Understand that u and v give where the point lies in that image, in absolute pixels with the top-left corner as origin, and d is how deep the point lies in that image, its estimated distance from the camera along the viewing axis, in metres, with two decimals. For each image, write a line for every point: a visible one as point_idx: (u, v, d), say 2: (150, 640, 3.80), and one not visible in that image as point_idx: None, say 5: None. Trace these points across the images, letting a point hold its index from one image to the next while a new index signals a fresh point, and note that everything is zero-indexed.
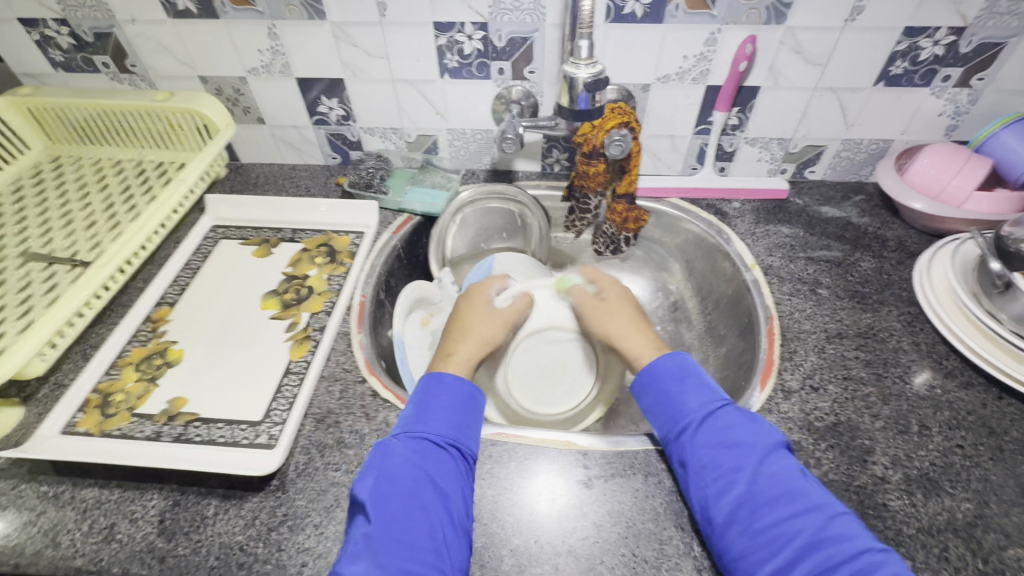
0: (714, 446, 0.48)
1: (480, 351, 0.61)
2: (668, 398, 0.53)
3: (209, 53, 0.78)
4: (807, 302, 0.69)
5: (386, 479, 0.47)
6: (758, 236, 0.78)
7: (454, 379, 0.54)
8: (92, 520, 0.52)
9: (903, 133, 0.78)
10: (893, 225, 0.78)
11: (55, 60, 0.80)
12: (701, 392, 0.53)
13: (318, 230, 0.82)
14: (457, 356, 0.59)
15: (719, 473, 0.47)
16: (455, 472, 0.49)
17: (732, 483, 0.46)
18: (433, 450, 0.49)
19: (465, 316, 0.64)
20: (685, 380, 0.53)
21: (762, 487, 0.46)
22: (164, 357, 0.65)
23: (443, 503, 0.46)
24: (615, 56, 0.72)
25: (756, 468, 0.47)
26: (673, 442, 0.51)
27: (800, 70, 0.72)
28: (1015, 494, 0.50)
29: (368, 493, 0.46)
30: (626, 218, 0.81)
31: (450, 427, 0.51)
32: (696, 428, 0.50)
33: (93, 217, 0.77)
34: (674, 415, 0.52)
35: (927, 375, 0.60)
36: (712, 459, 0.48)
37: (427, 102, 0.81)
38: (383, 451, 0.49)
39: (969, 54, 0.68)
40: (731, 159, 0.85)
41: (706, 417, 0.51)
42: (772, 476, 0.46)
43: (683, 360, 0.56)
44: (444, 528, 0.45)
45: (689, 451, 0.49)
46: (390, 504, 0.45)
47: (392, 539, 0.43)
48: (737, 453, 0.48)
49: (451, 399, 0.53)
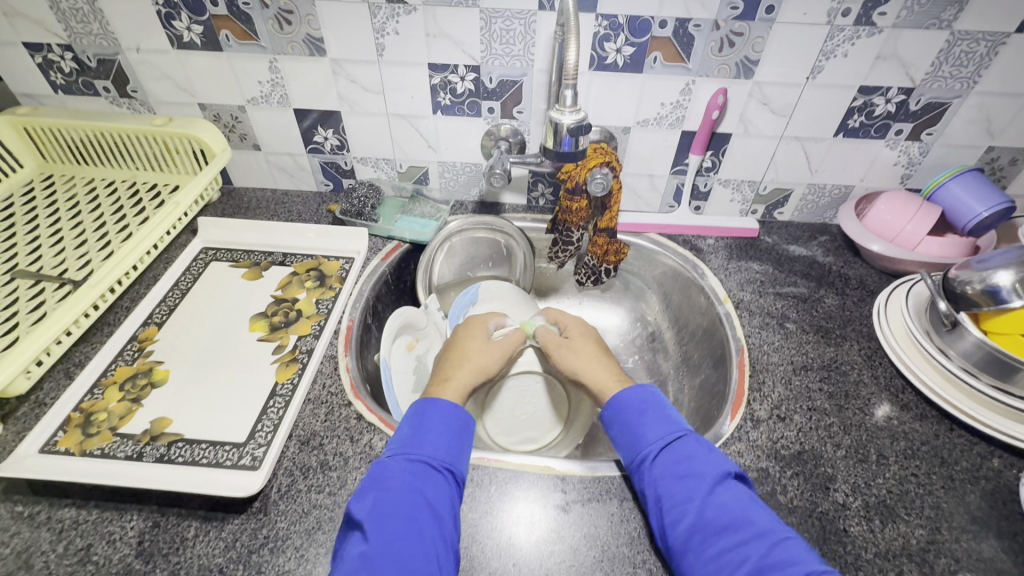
0: (671, 476, 0.51)
1: (475, 378, 0.63)
2: (630, 429, 0.56)
3: (209, 81, 0.81)
4: (775, 335, 0.73)
5: (384, 499, 0.48)
6: (731, 272, 0.83)
7: (452, 406, 0.56)
8: (67, 542, 0.51)
9: (862, 180, 0.84)
10: (854, 265, 0.84)
11: (56, 83, 0.82)
12: (661, 424, 0.55)
13: (308, 254, 0.84)
14: (452, 381, 0.61)
15: (675, 502, 0.50)
16: (449, 496, 0.50)
17: (685, 512, 0.49)
18: (427, 472, 0.51)
19: (464, 345, 0.66)
20: (645, 413, 0.56)
21: (711, 515, 0.48)
22: (149, 377, 0.65)
23: (437, 525, 0.48)
24: (597, 101, 0.77)
25: (705, 499, 0.49)
26: (636, 471, 0.54)
27: (767, 120, 0.78)
28: (965, 520, 0.54)
29: (365, 513, 0.47)
30: (606, 251, 0.84)
31: (445, 451, 0.53)
32: (655, 459, 0.53)
33: (84, 235, 0.77)
34: (634, 447, 0.55)
35: (886, 408, 0.64)
36: (669, 488, 0.51)
37: (419, 135, 0.85)
38: (380, 473, 0.50)
39: (918, 111, 0.75)
40: (705, 199, 0.90)
41: (664, 447, 0.53)
42: (719, 506, 0.48)
43: (647, 393, 0.58)
44: (437, 549, 0.46)
45: (650, 480, 0.52)
46: (388, 524, 0.46)
47: (388, 558, 0.44)
48: (689, 483, 0.50)
49: (447, 424, 0.55)
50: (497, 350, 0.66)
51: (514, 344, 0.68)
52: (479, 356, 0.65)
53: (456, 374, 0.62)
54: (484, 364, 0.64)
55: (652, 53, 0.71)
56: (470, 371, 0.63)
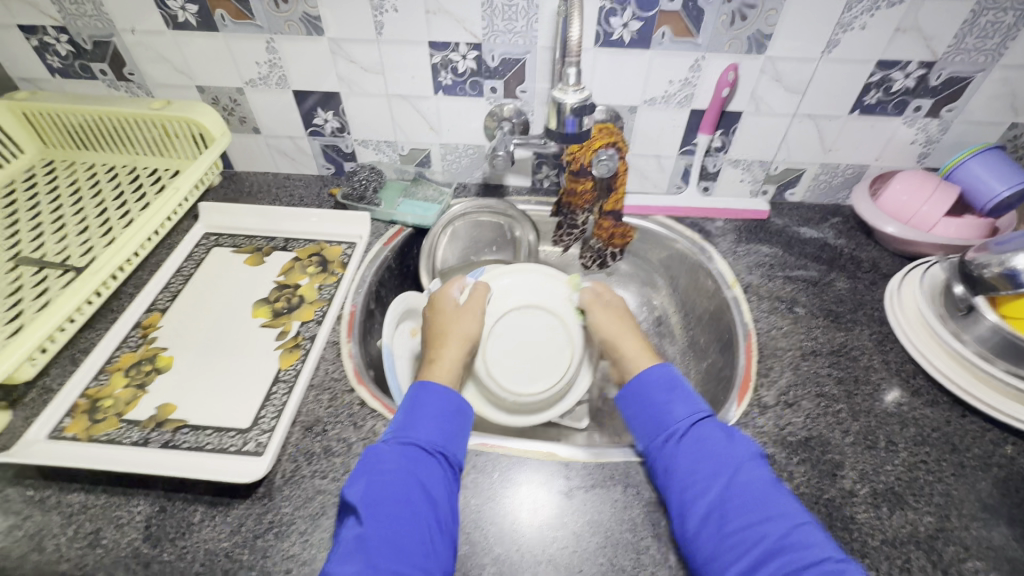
0: (693, 454, 0.51)
1: (461, 348, 0.64)
2: (655, 405, 0.56)
3: (207, 63, 0.79)
4: (784, 320, 0.71)
5: (378, 483, 0.48)
6: (740, 255, 0.81)
7: (442, 389, 0.56)
8: (77, 525, 0.52)
9: (877, 159, 0.81)
10: (868, 247, 0.81)
11: (53, 67, 0.81)
12: (688, 404, 0.55)
13: (310, 239, 0.83)
14: (440, 361, 0.62)
15: (696, 480, 0.49)
16: (445, 480, 0.50)
17: (707, 490, 0.48)
18: (421, 456, 0.50)
19: (438, 322, 0.66)
20: (673, 391, 0.56)
21: (733, 494, 0.48)
22: (154, 364, 0.65)
23: (432, 509, 0.48)
24: (603, 79, 0.75)
25: (730, 477, 0.49)
26: (657, 449, 0.53)
27: (780, 97, 0.75)
28: (975, 508, 0.53)
29: (359, 497, 0.47)
30: (613, 234, 0.83)
31: (439, 435, 0.52)
32: (681, 437, 0.52)
33: (86, 221, 0.77)
34: (659, 425, 0.54)
35: (896, 393, 0.63)
36: (692, 466, 0.50)
37: (421, 117, 0.83)
38: (374, 456, 0.50)
39: (939, 87, 0.72)
40: (714, 180, 0.88)
41: (691, 425, 0.53)
42: (743, 486, 0.48)
43: (672, 373, 0.58)
44: (432, 533, 0.46)
45: (671, 457, 0.52)
46: (382, 507, 0.46)
47: (382, 543, 0.44)
48: (713, 461, 0.50)
49: (441, 409, 0.54)
50: (468, 314, 0.67)
51: (480, 303, 0.69)
52: (455, 327, 0.65)
53: (444, 352, 0.63)
54: (468, 333, 0.65)
55: (660, 28, 0.69)
56: (455, 345, 0.64)
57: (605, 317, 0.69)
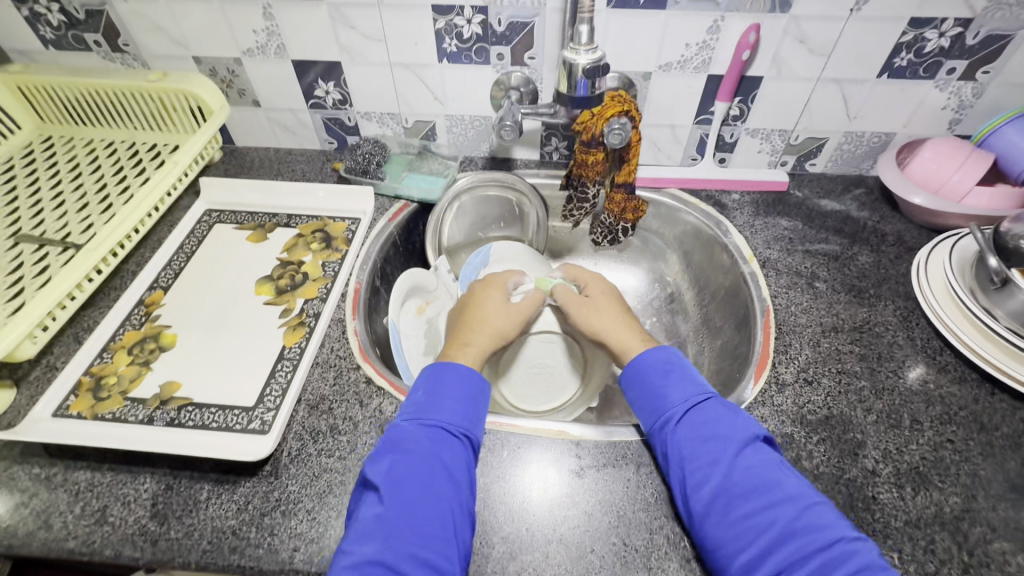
0: (694, 439, 0.49)
1: (493, 344, 0.60)
2: (652, 390, 0.54)
3: (203, 32, 0.76)
4: (804, 295, 0.68)
5: (401, 463, 0.46)
6: (757, 228, 0.78)
7: (467, 369, 0.55)
8: (84, 503, 0.52)
9: (905, 126, 0.77)
10: (892, 219, 0.78)
11: (46, 38, 0.78)
12: (686, 386, 0.53)
13: (313, 215, 0.81)
14: (472, 347, 0.59)
15: (697, 465, 0.47)
16: (467, 461, 0.49)
17: (710, 475, 0.47)
18: (445, 437, 0.49)
19: (478, 307, 0.64)
20: (669, 374, 0.54)
21: (737, 478, 0.46)
22: (157, 342, 0.65)
23: (455, 491, 0.46)
24: (615, 43, 0.71)
25: (732, 462, 0.47)
26: (657, 435, 0.52)
27: (803, 60, 0.71)
28: (1004, 488, 0.51)
29: (381, 477, 0.46)
30: (625, 208, 0.80)
31: (462, 416, 0.51)
32: (679, 421, 0.51)
33: (86, 198, 0.76)
34: (655, 410, 0.53)
35: (921, 370, 0.60)
36: (691, 451, 0.48)
37: (425, 87, 0.80)
38: (397, 436, 0.49)
39: (975, 46, 0.67)
40: (731, 150, 0.84)
41: (689, 409, 0.51)
42: (746, 469, 0.46)
43: (670, 354, 0.56)
44: (454, 515, 0.45)
45: (672, 443, 0.50)
46: (405, 489, 0.45)
47: (405, 524, 0.43)
48: (716, 445, 0.48)
49: (464, 389, 0.53)
50: (514, 315, 0.63)
51: (530, 308, 0.65)
52: (496, 320, 0.62)
53: (475, 340, 0.60)
54: (502, 327, 0.62)
55: None
56: (487, 335, 0.61)
57: (586, 316, 0.64)
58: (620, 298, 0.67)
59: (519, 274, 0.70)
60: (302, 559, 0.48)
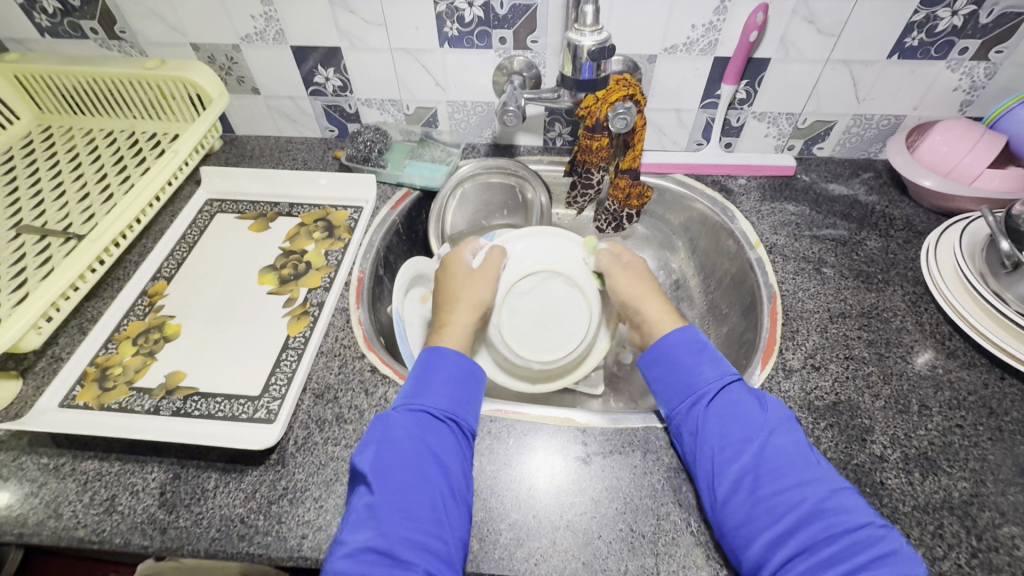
0: (724, 416, 0.49)
1: (472, 315, 0.61)
2: (682, 367, 0.53)
3: (200, 18, 0.75)
4: (811, 281, 0.68)
5: (387, 450, 0.47)
6: (763, 214, 0.77)
7: (452, 353, 0.54)
8: (92, 492, 0.52)
9: (915, 108, 0.76)
10: (901, 204, 0.77)
11: (42, 26, 0.77)
12: (716, 366, 0.53)
13: (315, 204, 0.81)
14: (450, 326, 0.60)
15: (728, 443, 0.47)
16: (457, 446, 0.49)
17: (741, 452, 0.47)
18: (432, 423, 0.49)
19: (451, 287, 0.64)
20: (701, 352, 0.54)
21: (767, 457, 0.46)
22: (162, 332, 0.64)
23: (444, 476, 0.46)
24: (620, 25, 0.70)
25: (764, 441, 0.47)
26: (685, 413, 0.51)
27: (812, 41, 0.69)
28: (1013, 473, 0.51)
29: (369, 465, 0.46)
30: (628, 194, 0.79)
31: (450, 400, 0.51)
32: (710, 400, 0.50)
33: (86, 188, 0.75)
34: (685, 388, 0.52)
35: (930, 355, 0.60)
36: (722, 429, 0.48)
37: (427, 73, 0.79)
38: (384, 423, 0.49)
39: (989, 25, 0.66)
40: (737, 135, 0.83)
41: (722, 388, 0.51)
42: (777, 449, 0.46)
43: (700, 335, 0.56)
44: (445, 499, 0.45)
45: (701, 420, 0.49)
46: (393, 475, 0.45)
47: (395, 509, 0.44)
48: (745, 425, 0.48)
49: (451, 373, 0.53)
50: (483, 280, 0.64)
51: (495, 269, 0.65)
52: (466, 291, 0.63)
53: (455, 317, 0.61)
54: (481, 296, 0.63)
55: None
56: (465, 310, 0.61)
57: (626, 281, 0.65)
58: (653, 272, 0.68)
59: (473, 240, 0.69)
60: (310, 546, 0.48)
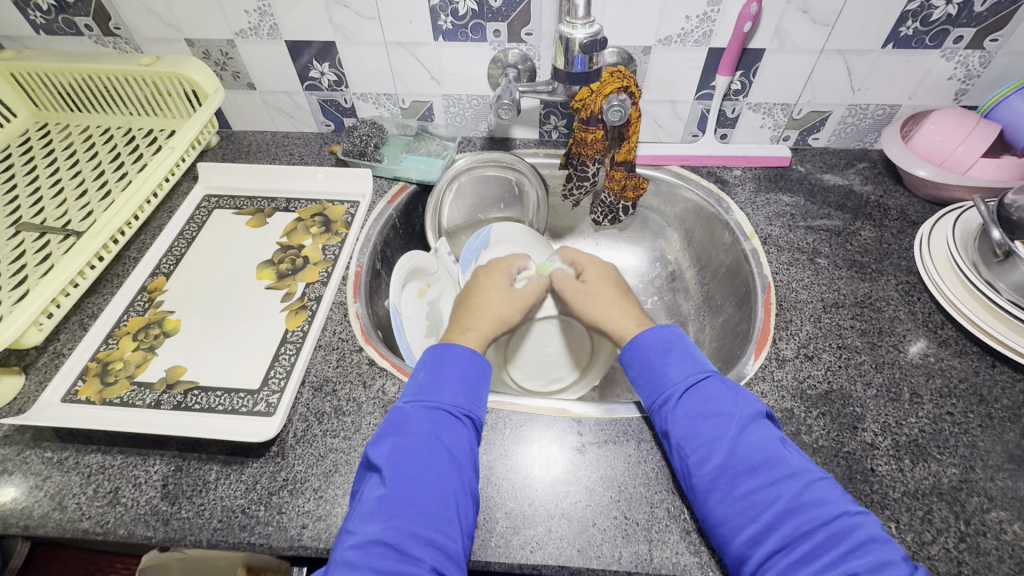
0: (695, 416, 0.49)
1: (496, 328, 0.61)
2: (652, 370, 0.54)
3: (195, 13, 0.75)
4: (805, 271, 0.68)
5: (403, 446, 0.47)
6: (759, 205, 0.77)
7: (469, 351, 0.55)
8: (96, 485, 0.53)
9: (910, 98, 0.76)
10: (896, 193, 0.77)
11: (37, 23, 0.77)
12: (686, 364, 0.53)
13: (312, 199, 0.81)
14: (473, 331, 0.59)
15: (697, 443, 0.48)
16: (468, 442, 0.50)
17: (712, 452, 0.47)
18: (446, 419, 0.50)
19: (483, 292, 0.65)
20: (669, 353, 0.54)
21: (741, 454, 0.46)
22: (162, 328, 0.65)
23: (456, 472, 0.47)
24: (614, 18, 0.70)
25: (735, 439, 0.47)
26: (657, 413, 0.52)
27: (806, 31, 0.69)
28: (1002, 459, 0.51)
29: (384, 459, 0.47)
30: (625, 186, 0.79)
31: (464, 398, 0.52)
32: (679, 399, 0.51)
33: (84, 185, 0.76)
34: (655, 389, 0.53)
35: (922, 344, 0.60)
36: (692, 429, 0.49)
37: (421, 66, 0.79)
38: (399, 419, 0.49)
39: (984, 13, 0.65)
40: (732, 126, 0.83)
41: (689, 387, 0.51)
42: (751, 445, 0.46)
43: (669, 334, 0.56)
44: (457, 494, 0.46)
45: (672, 421, 0.50)
46: (406, 470, 0.46)
47: (407, 504, 0.44)
48: (717, 423, 0.48)
49: (465, 370, 0.53)
50: (516, 301, 0.65)
51: (535, 295, 0.67)
52: (496, 304, 0.63)
53: (478, 324, 0.60)
54: (503, 313, 0.62)
55: None
56: (488, 320, 0.61)
57: (581, 298, 0.65)
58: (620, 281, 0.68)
59: (524, 258, 0.72)
60: (310, 536, 0.49)
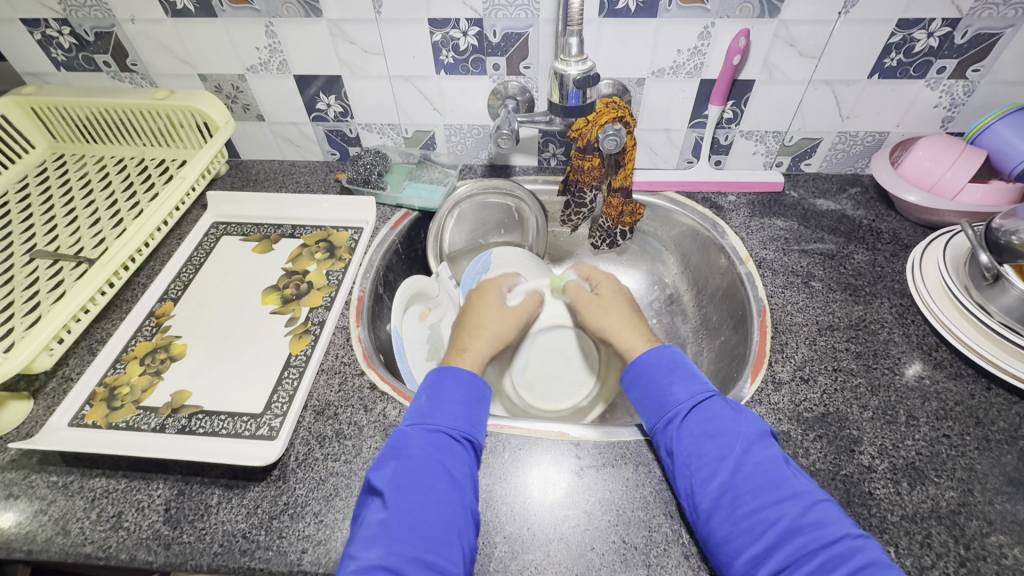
0: (699, 435, 0.50)
1: (492, 347, 0.63)
2: (656, 390, 0.55)
3: (208, 50, 0.78)
4: (800, 294, 0.69)
5: (406, 469, 0.48)
6: (753, 229, 0.79)
7: (468, 373, 0.56)
8: (100, 509, 0.53)
9: (898, 125, 0.78)
10: (888, 218, 0.79)
11: (58, 60, 0.81)
12: (690, 383, 0.54)
13: (317, 225, 0.83)
14: (470, 351, 0.61)
15: (703, 461, 0.48)
16: (469, 465, 0.51)
17: (716, 471, 0.48)
18: (446, 442, 0.51)
19: (478, 313, 0.66)
20: (673, 372, 0.55)
21: (744, 475, 0.47)
22: (168, 352, 0.66)
23: (457, 493, 0.48)
24: (608, 52, 0.73)
25: (739, 458, 0.48)
26: (661, 432, 0.53)
27: (795, 63, 0.72)
28: (1000, 482, 0.51)
29: (386, 482, 0.47)
30: (621, 212, 0.81)
31: (463, 420, 0.53)
32: (682, 419, 0.52)
33: (98, 214, 0.78)
34: (660, 407, 0.53)
35: (918, 367, 0.61)
36: (697, 449, 0.49)
37: (424, 99, 0.82)
38: (401, 441, 0.50)
39: (964, 45, 0.68)
40: (726, 153, 0.86)
41: (693, 407, 0.52)
42: (754, 466, 0.47)
43: (673, 354, 0.57)
44: (458, 517, 0.46)
45: (676, 441, 0.51)
46: (409, 493, 0.46)
47: (409, 528, 0.45)
48: (719, 442, 0.49)
49: (464, 394, 0.54)
50: (510, 318, 0.67)
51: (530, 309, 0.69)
52: (494, 325, 0.65)
53: (474, 344, 0.62)
54: (496, 331, 0.64)
55: None
56: (488, 340, 0.63)
57: (594, 314, 0.67)
58: (632, 301, 0.68)
59: (514, 276, 0.72)
60: (310, 560, 0.49)
